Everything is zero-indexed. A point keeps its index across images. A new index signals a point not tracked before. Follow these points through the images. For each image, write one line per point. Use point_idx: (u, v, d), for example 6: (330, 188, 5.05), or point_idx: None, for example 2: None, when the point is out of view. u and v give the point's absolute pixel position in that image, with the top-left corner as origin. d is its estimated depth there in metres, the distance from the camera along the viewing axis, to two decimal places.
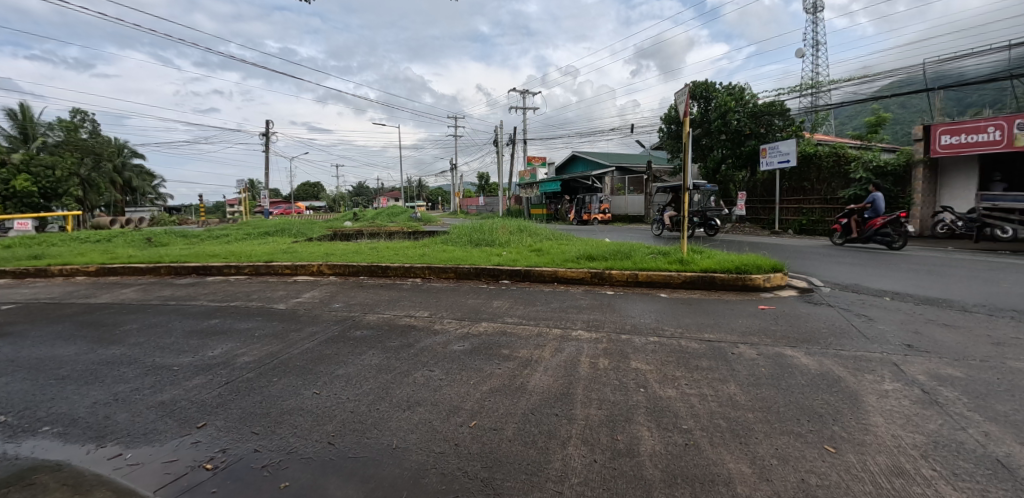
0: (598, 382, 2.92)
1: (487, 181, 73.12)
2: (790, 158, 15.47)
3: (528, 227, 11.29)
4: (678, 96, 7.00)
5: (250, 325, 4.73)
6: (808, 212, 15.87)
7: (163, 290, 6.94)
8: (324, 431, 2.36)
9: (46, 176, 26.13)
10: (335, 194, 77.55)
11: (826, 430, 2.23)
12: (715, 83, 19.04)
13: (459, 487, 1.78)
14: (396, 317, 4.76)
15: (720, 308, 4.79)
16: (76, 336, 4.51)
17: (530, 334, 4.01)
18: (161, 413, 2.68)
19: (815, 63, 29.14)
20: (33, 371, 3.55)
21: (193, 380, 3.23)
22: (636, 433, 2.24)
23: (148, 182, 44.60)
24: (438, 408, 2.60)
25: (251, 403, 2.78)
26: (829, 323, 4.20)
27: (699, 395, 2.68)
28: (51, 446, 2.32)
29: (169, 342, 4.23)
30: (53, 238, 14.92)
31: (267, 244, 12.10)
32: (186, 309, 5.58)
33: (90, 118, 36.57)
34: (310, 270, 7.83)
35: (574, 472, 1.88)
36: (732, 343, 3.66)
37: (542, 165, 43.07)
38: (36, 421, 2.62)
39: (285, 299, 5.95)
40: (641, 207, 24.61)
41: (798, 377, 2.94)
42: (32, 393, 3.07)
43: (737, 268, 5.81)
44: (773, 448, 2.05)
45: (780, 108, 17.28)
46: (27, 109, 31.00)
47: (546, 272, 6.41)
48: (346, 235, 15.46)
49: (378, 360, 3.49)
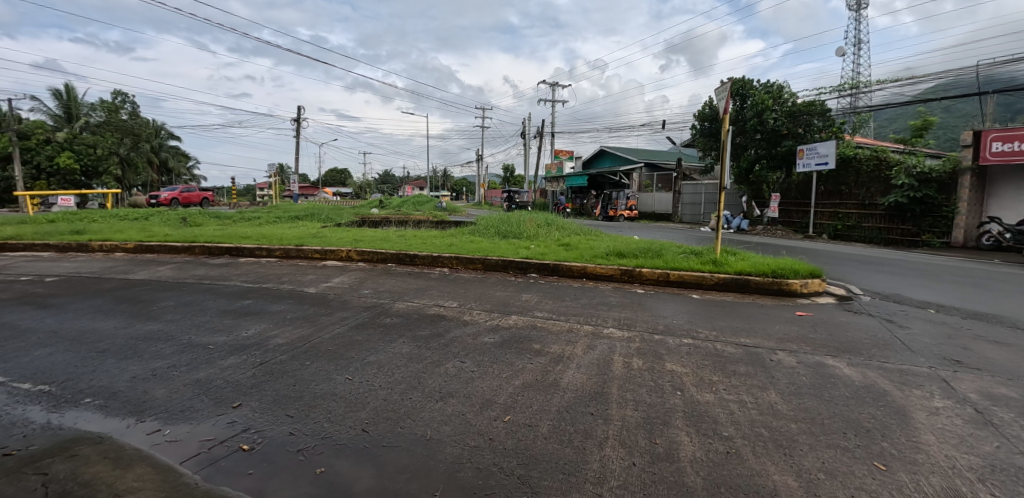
0: (634, 382, 2.85)
1: (512, 173, 72.81)
2: (829, 160, 14.93)
3: (556, 221, 11.16)
4: (718, 93, 6.72)
5: (281, 308, 4.78)
6: (845, 217, 15.31)
7: (197, 269, 7.14)
8: (357, 418, 2.36)
9: (87, 154, 27.46)
10: (363, 182, 78.86)
11: (875, 445, 2.11)
12: (753, 81, 18.65)
13: (496, 483, 1.75)
14: (425, 306, 4.75)
15: (754, 312, 4.61)
16: (114, 311, 4.68)
17: (561, 329, 3.96)
18: (197, 392, 2.72)
19: (856, 63, 27.88)
20: (75, 343, 3.68)
21: (227, 360, 3.30)
22: (675, 437, 2.17)
23: (184, 164, 45.68)
24: (471, 401, 2.57)
25: (284, 386, 2.80)
26: (870, 335, 3.99)
27: (739, 402, 2.59)
28: (93, 417, 2.39)
29: (204, 321, 4.33)
30: (90, 215, 15.46)
31: (296, 229, 12.26)
32: (220, 289, 5.73)
33: (133, 101, 37.48)
34: (338, 255, 7.92)
35: (613, 475, 1.82)
36: (769, 349, 3.53)
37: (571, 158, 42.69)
38: (79, 392, 2.71)
39: (315, 282, 6.05)
40: (669, 205, 24.38)
41: (841, 388, 2.83)
42: (75, 364, 3.19)
43: (774, 271, 5.61)
44: (820, 461, 1.97)
45: (820, 108, 16.73)
46: (71, 89, 31.90)
47: (575, 267, 6.32)
48: (373, 222, 15.59)
49: (409, 348, 3.50)
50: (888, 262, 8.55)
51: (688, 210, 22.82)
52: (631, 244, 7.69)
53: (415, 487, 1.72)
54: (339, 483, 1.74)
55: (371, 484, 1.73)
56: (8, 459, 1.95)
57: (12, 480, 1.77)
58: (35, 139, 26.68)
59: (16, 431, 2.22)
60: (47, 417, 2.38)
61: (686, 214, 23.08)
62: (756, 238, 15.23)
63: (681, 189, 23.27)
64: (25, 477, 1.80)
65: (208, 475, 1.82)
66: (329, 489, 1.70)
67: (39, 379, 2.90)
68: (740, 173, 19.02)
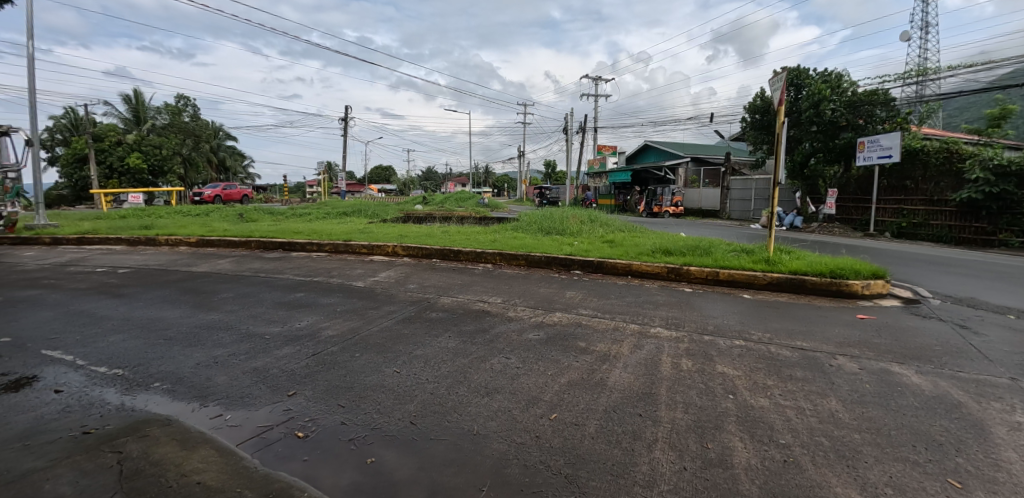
0: (683, 384, 2.80)
1: (552, 169, 72.62)
2: (893, 152, 13.89)
3: (599, 217, 11.03)
4: (773, 84, 6.39)
5: (331, 301, 5.01)
6: (910, 214, 14.27)
7: (253, 263, 7.59)
8: (405, 410, 2.44)
9: (153, 154, 29.79)
10: (406, 179, 81.15)
11: (949, 461, 1.97)
12: (809, 70, 17.62)
13: (544, 482, 1.77)
14: (470, 301, 4.84)
15: (810, 314, 4.40)
16: (179, 301, 5.05)
17: (607, 328, 3.93)
18: (255, 379, 2.90)
19: (923, 48, 25.84)
20: (146, 330, 4.01)
21: (282, 350, 3.49)
22: (728, 442, 2.11)
23: (241, 163, 48.66)
24: (517, 397, 2.61)
25: (336, 377, 2.94)
26: (941, 341, 3.71)
27: (796, 408, 2.49)
28: (162, 400, 2.60)
29: (260, 311, 4.61)
30: (158, 211, 16.73)
31: (344, 224, 12.77)
32: (274, 281, 6.08)
33: (194, 104, 40.18)
34: (384, 250, 8.19)
35: (664, 479, 1.80)
36: (829, 354, 3.37)
37: (613, 154, 42.11)
38: (149, 376, 2.96)
39: (363, 276, 6.29)
40: (716, 201, 23.60)
41: (910, 398, 2.66)
42: (145, 350, 3.48)
43: (832, 271, 5.31)
44: (887, 475, 1.86)
45: (883, 98, 15.83)
46: (139, 94, 34.53)
47: (620, 264, 6.24)
48: (417, 218, 15.97)
49: (455, 343, 3.58)
50: (963, 263, 7.87)
51: (737, 206, 22.04)
52: (678, 241, 7.50)
53: (463, 481, 1.77)
54: (388, 474, 1.81)
55: (420, 475, 1.80)
56: (88, 436, 2.14)
57: (91, 457, 1.95)
58: (109, 141, 28.95)
59: (95, 411, 2.45)
60: (121, 399, 2.61)
61: (734, 210, 22.26)
62: (811, 236, 14.46)
63: (729, 185, 22.44)
64: (102, 454, 1.97)
65: (268, 460, 1.94)
66: (379, 479, 1.77)
67: (115, 364, 3.19)
68: (794, 168, 18.05)
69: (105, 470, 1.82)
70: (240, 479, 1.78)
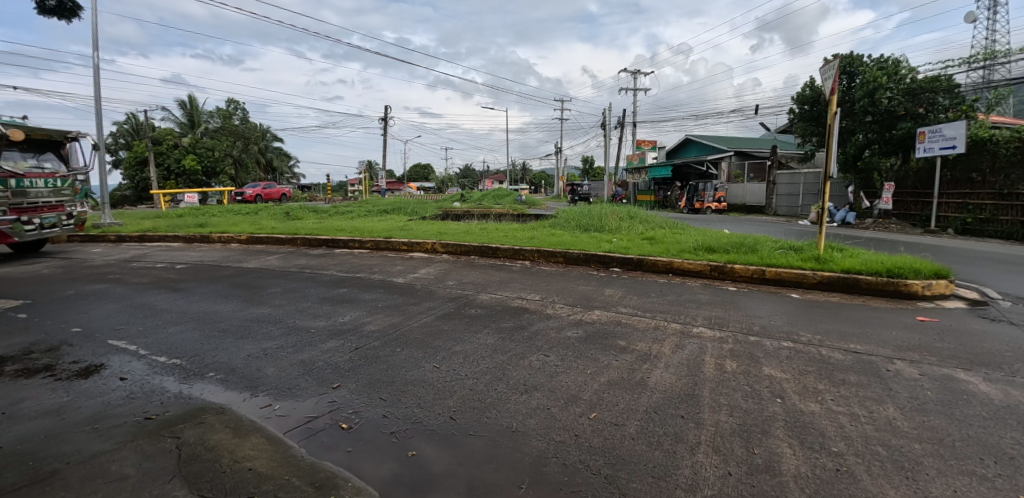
0: (727, 386, 2.75)
1: (589, 165, 71.77)
2: (957, 143, 12.89)
3: (638, 214, 10.85)
4: (824, 72, 6.07)
5: (373, 296, 5.21)
6: (978, 208, 13.16)
7: (299, 259, 7.98)
8: (446, 405, 2.54)
9: (207, 156, 31.75)
10: (442, 177, 82.49)
11: (1019, 476, 1.84)
12: (863, 57, 16.75)
13: (584, 481, 1.80)
14: (509, 298, 4.91)
15: (864, 316, 4.19)
16: (231, 295, 5.40)
17: (647, 326, 3.90)
18: (302, 372, 3.08)
19: (995, 28, 23.75)
20: (202, 322, 4.32)
21: (327, 343, 3.68)
22: (775, 448, 2.07)
23: (287, 164, 50.94)
24: (556, 395, 2.65)
25: (378, 371, 3.07)
26: (1013, 347, 3.45)
27: (850, 415, 2.40)
28: (216, 390, 2.81)
29: (306, 306, 4.86)
30: (212, 210, 17.81)
31: (384, 222, 13.17)
32: (319, 277, 6.38)
33: (244, 109, 42.41)
34: (424, 247, 8.41)
35: (707, 483, 1.80)
36: (886, 358, 3.21)
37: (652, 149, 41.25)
38: (205, 366, 3.20)
39: (403, 273, 6.49)
40: (762, 196, 22.72)
41: (977, 407, 2.50)
42: (202, 341, 3.76)
43: (890, 270, 5.03)
44: (950, 488, 1.77)
45: (947, 83, 14.75)
46: (194, 100, 36.73)
47: (660, 262, 6.15)
48: (455, 216, 16.24)
49: (494, 340, 3.65)
50: None
51: (784, 201, 21.12)
52: (722, 238, 7.29)
53: (502, 476, 1.83)
54: (428, 467, 1.90)
55: (460, 470, 1.87)
56: (150, 421, 2.35)
57: (153, 441, 2.14)
58: (167, 144, 30.89)
59: (156, 398, 2.68)
60: (180, 387, 2.85)
61: (781, 205, 21.33)
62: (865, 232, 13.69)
63: (776, 179, 21.48)
64: (163, 439, 2.16)
65: (318, 449, 2.07)
66: (419, 472, 1.86)
67: (174, 354, 3.46)
68: (846, 160, 17.09)
69: (165, 454, 2.00)
70: (289, 467, 1.91)
